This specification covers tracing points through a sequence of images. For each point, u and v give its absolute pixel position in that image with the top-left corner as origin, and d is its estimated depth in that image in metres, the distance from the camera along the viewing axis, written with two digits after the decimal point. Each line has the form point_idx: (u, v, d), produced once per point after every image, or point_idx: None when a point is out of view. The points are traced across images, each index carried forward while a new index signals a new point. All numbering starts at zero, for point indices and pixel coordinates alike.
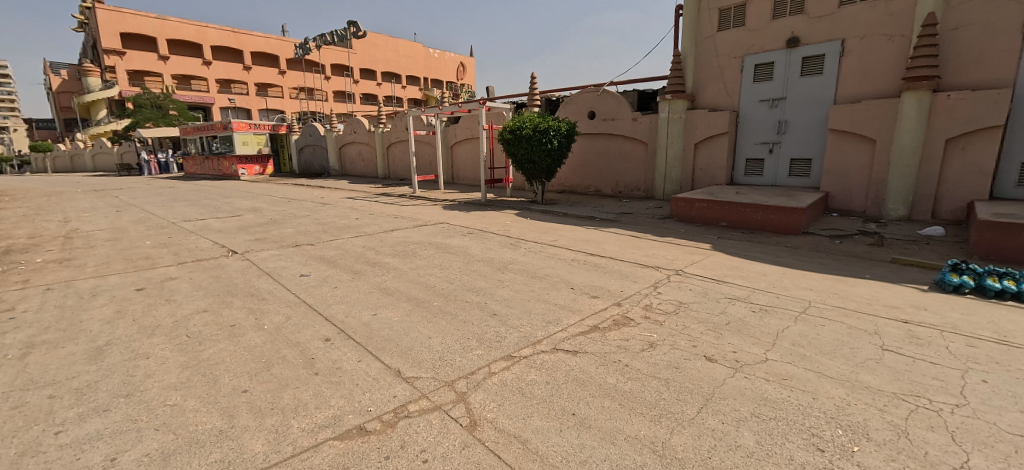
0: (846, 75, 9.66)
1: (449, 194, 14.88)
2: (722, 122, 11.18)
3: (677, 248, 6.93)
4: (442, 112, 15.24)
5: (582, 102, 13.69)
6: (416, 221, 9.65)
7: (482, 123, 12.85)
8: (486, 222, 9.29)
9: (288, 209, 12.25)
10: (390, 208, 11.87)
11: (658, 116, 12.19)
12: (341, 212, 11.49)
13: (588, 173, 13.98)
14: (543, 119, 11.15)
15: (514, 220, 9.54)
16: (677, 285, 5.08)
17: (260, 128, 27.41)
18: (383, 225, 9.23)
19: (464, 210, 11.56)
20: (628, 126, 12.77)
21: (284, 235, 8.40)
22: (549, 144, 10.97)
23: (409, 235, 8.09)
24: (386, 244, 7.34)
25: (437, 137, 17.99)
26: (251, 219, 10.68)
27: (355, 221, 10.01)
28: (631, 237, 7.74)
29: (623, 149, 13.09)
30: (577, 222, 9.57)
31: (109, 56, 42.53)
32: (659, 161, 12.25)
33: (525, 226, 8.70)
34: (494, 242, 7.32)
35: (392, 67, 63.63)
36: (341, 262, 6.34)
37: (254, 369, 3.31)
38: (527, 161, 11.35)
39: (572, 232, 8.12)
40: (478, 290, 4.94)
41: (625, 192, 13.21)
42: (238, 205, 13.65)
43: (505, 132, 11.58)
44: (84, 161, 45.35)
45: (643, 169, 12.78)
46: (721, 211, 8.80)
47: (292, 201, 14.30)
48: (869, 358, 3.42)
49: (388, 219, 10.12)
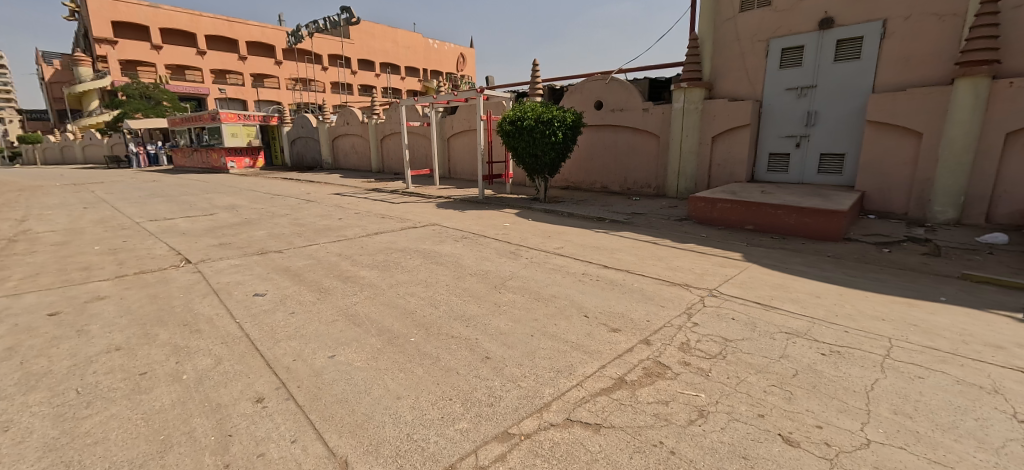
0: (887, 60, 8.61)
1: (445, 190, 13.85)
2: (743, 112, 10.11)
3: (704, 258, 5.93)
4: (437, 102, 14.17)
5: (588, 91, 12.62)
6: (405, 222, 8.66)
7: (479, 114, 11.78)
8: (483, 224, 8.29)
9: (268, 207, 11.24)
10: (379, 206, 10.86)
11: (672, 107, 11.12)
12: (324, 211, 10.48)
13: (594, 168, 12.96)
14: (546, 109, 10.09)
15: (514, 221, 8.53)
16: (715, 312, 4.10)
17: (250, 120, 26.28)
18: (367, 227, 8.23)
19: (460, 209, 10.55)
20: (638, 117, 11.71)
21: (254, 239, 7.41)
22: (552, 136, 9.94)
23: (394, 240, 7.10)
24: (366, 252, 6.36)
25: (433, 129, 16.92)
26: (225, 219, 9.68)
27: (337, 221, 9.01)
28: (649, 243, 6.75)
29: (632, 143, 12.05)
30: (584, 223, 8.57)
31: (100, 46, 41.34)
32: (672, 155, 11.21)
33: (527, 230, 7.70)
34: (491, 249, 6.33)
35: (390, 57, 62.30)
36: (308, 275, 5.35)
37: (141, 456, 2.33)
38: (529, 155, 10.32)
39: (580, 237, 7.11)
40: (468, 319, 3.94)
41: (635, 189, 12.18)
42: (217, 202, 12.63)
43: (504, 123, 10.52)
44: (74, 153, 44.25)
45: (654, 164, 11.74)
46: (748, 213, 7.79)
47: (275, 197, 13.27)
48: (1010, 439, 2.43)
49: (375, 219, 9.11)
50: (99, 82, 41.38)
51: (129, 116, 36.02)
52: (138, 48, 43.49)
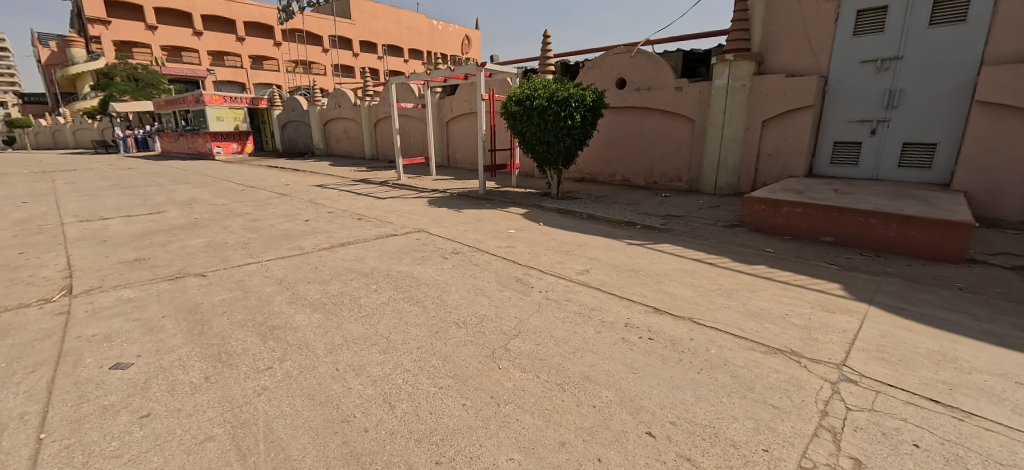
0: (1003, 23, 6.60)
1: (441, 182, 12.03)
2: (804, 91, 8.18)
3: (795, 295, 4.13)
4: (432, 80, 12.25)
5: (608, 66, 10.68)
6: (384, 226, 6.89)
7: (481, 92, 9.87)
8: (480, 230, 6.51)
9: (231, 203, 9.51)
10: (359, 203, 9.07)
11: (711, 84, 9.18)
12: (294, 208, 8.72)
13: (614, 157, 11.11)
14: (561, 85, 8.20)
15: (522, 227, 6.74)
16: (878, 428, 2.34)
17: (238, 102, 24.40)
18: (334, 233, 6.48)
19: (455, 207, 8.75)
20: (668, 97, 9.81)
21: (183, 252, 5.68)
22: (568, 119, 8.09)
23: (362, 255, 5.34)
24: (319, 276, 4.62)
25: (429, 111, 15.01)
26: (170, 219, 7.95)
27: (302, 224, 7.24)
28: (703, 265, 4.96)
29: (660, 128, 10.16)
30: (610, 229, 6.75)
31: (93, 26, 39.55)
32: (710, 143, 9.32)
33: (538, 241, 5.89)
34: (490, 275, 4.57)
35: (393, 39, 59.87)
36: (219, 321, 3.63)
37: None
38: (538, 142, 8.47)
39: (609, 253, 5.32)
40: (442, 443, 2.20)
41: (663, 182, 10.34)
42: (177, 195, 10.91)
43: (508, 102, 8.63)
44: (66, 136, 42.74)
45: (686, 154, 9.88)
46: (826, 220, 5.96)
47: (246, 189, 11.50)
48: None
49: (348, 221, 7.35)
50: (90, 64, 39.63)
51: (115, 98, 34.17)
52: (131, 27, 41.50)
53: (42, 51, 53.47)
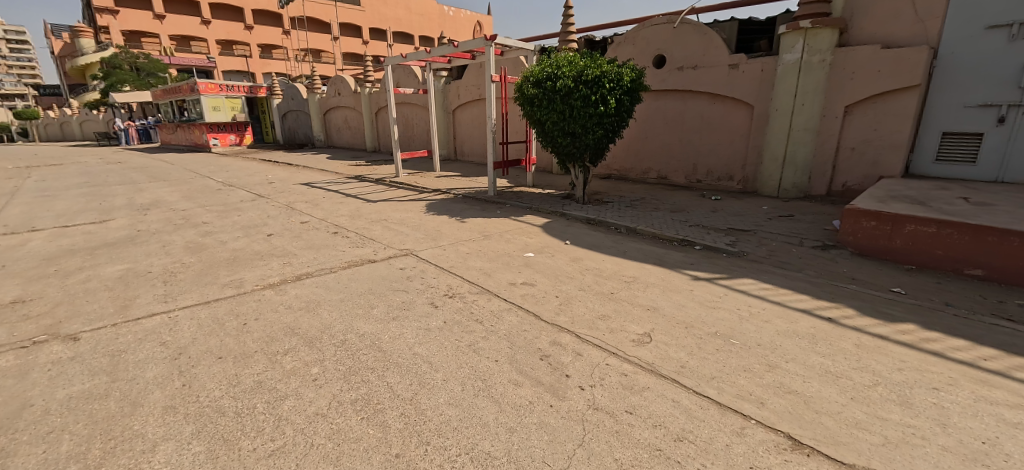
0: None
1: (444, 179, 10.39)
2: (908, 66, 6.31)
3: (1016, 404, 2.43)
4: (436, 60, 10.54)
5: (643, 41, 8.88)
6: (361, 245, 5.26)
7: (489, 73, 8.14)
8: (486, 253, 4.86)
9: (195, 207, 8.01)
10: (342, 208, 7.48)
11: (778, 60, 7.32)
12: (263, 215, 7.16)
13: (648, 151, 9.36)
14: (590, 61, 6.47)
15: (543, 248, 5.06)
16: None
17: (234, 90, 22.88)
18: (294, 258, 4.88)
19: (458, 213, 7.11)
20: (719, 78, 8.02)
21: (82, 290, 4.15)
22: (599, 105, 6.37)
23: (318, 300, 3.74)
24: (237, 346, 3.03)
25: (433, 98, 13.30)
26: (109, 232, 6.46)
27: (262, 239, 5.68)
28: (822, 329, 3.26)
29: (707, 115, 8.37)
30: (661, 250, 5.03)
31: (102, 16, 38.39)
32: (774, 135, 7.50)
33: (566, 273, 4.23)
34: (498, 347, 2.93)
35: (405, 26, 58.03)
36: (17, 464, 2.06)
37: None
38: (561, 133, 6.77)
39: (673, 301, 3.63)
40: None
41: (708, 181, 8.57)
42: (142, 196, 9.46)
43: (524, 84, 6.92)
44: (72, 128, 41.87)
45: (740, 147, 8.10)
46: (975, 246, 4.19)
47: (222, 189, 9.99)
48: None
49: (320, 236, 5.76)
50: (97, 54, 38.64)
51: (118, 89, 33.10)
52: (140, 16, 40.26)
53: (53, 42, 52.85)
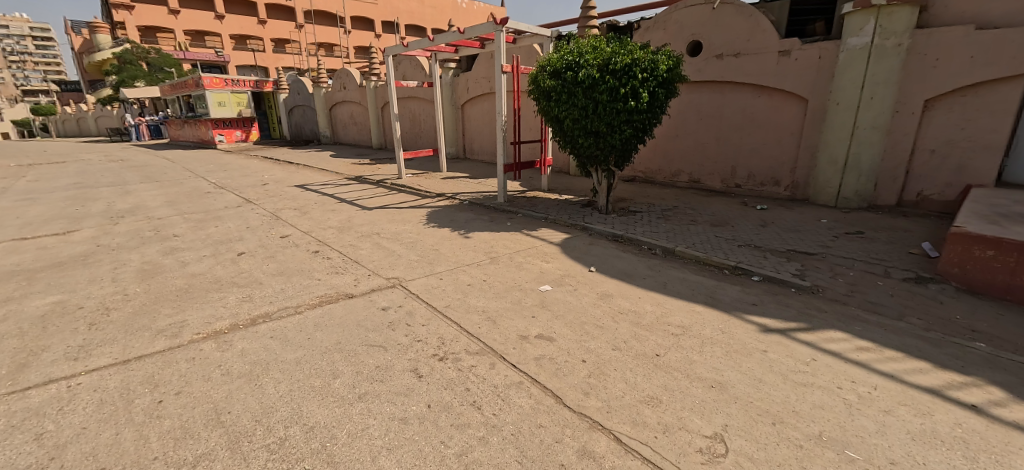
0: None
1: (451, 181, 9.44)
2: (1010, 52, 5.20)
3: None
4: (442, 50, 9.56)
5: (676, 25, 7.80)
6: (341, 270, 4.36)
7: (499, 63, 7.15)
8: (492, 285, 3.90)
9: (173, 215, 7.21)
10: (332, 217, 6.59)
11: (842, 45, 6.19)
12: (241, 226, 6.30)
13: (679, 151, 8.29)
14: (618, 47, 5.43)
15: (561, 277, 4.09)
16: None
17: (241, 85, 22.26)
18: (257, 288, 4.00)
19: (462, 224, 6.16)
20: (766, 67, 6.94)
21: None
22: (629, 99, 5.35)
23: (267, 360, 2.84)
24: (132, 449, 2.14)
25: (441, 92, 12.35)
26: (67, 246, 5.68)
27: (229, 260, 4.80)
28: (973, 430, 2.23)
29: (750, 110, 7.28)
30: (710, 281, 4.02)
31: (117, 12, 38.26)
32: (833, 133, 6.40)
33: (593, 321, 3.26)
34: (500, 462, 1.98)
35: (419, 19, 57.05)
36: None
37: None
38: (583, 132, 5.76)
39: (744, 373, 2.65)
40: None
41: (750, 187, 7.51)
42: (124, 200, 8.73)
43: (540, 74, 5.91)
44: (87, 124, 41.97)
45: (789, 147, 7.01)
46: None
47: (210, 192, 9.21)
48: None
49: (297, 256, 4.88)
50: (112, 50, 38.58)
51: (131, 85, 32.88)
52: (156, 12, 40.06)
53: (73, 38, 53.30)
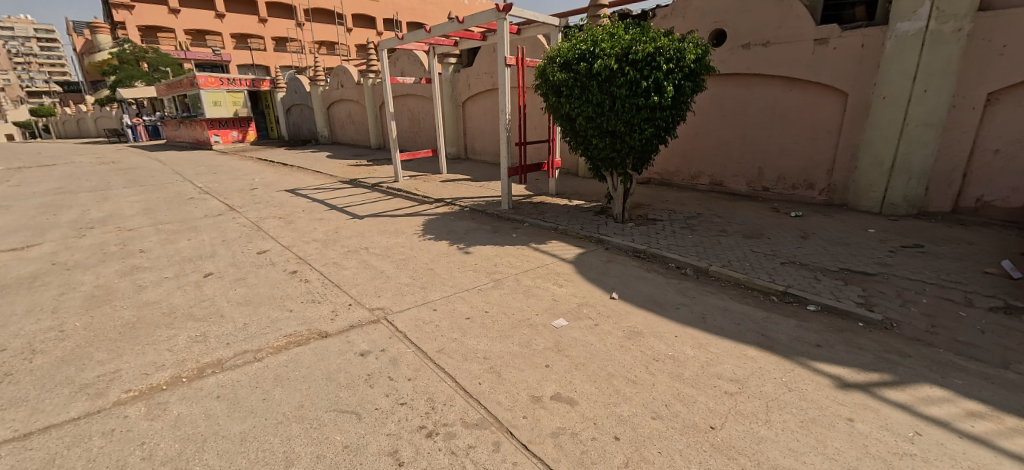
0: None
1: (451, 185, 8.77)
2: None
3: None
4: (440, 43, 8.88)
5: (697, 11, 7.09)
6: (318, 296, 3.71)
7: (502, 55, 6.46)
8: (495, 320, 3.23)
9: (146, 225, 6.58)
10: (318, 228, 5.94)
11: (890, 31, 5.48)
12: (217, 238, 5.65)
13: (700, 150, 7.60)
14: (638, 34, 4.75)
15: (578, 307, 3.42)
16: None
17: (236, 84, 21.67)
18: (214, 323, 3.36)
19: (461, 236, 5.49)
20: (799, 57, 6.23)
21: None
22: (652, 93, 4.67)
23: (204, 436, 2.19)
24: None
25: (440, 88, 11.67)
26: (18, 265, 5.05)
27: (193, 284, 4.16)
28: None
29: (781, 106, 6.57)
30: (757, 313, 3.35)
31: (117, 11, 37.78)
32: (878, 131, 5.70)
33: (623, 372, 2.59)
34: None
35: (420, 16, 56.30)
36: None
37: None
38: (597, 132, 5.07)
39: (832, 459, 1.98)
40: None
41: (780, 190, 6.82)
42: (100, 208, 8.11)
43: (548, 66, 5.23)
44: (87, 125, 41.56)
45: (825, 146, 6.32)
46: None
47: (194, 199, 8.58)
48: None
49: (270, 276, 4.23)
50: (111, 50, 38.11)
51: (129, 85, 32.38)
52: (156, 12, 39.54)
53: (74, 38, 52.96)
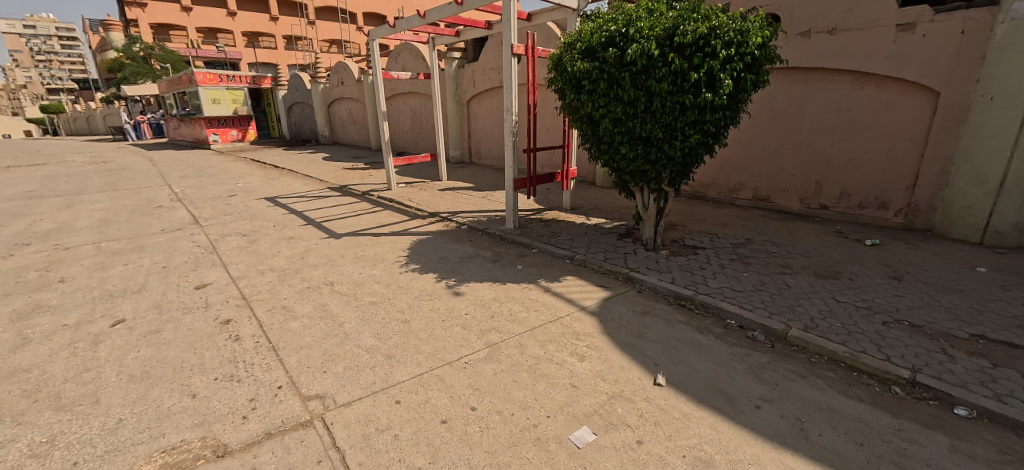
0: None
1: (449, 194, 7.68)
2: None
3: None
4: (441, 32, 7.81)
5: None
6: (240, 369, 2.65)
7: (509, 42, 5.37)
8: (483, 428, 2.13)
9: (88, 242, 5.59)
10: (284, 252, 4.89)
11: (1005, 13, 4.26)
12: (157, 264, 4.62)
13: (743, 159, 6.42)
14: (686, 10, 3.63)
15: (608, 403, 2.31)
16: None
17: (236, 81, 20.76)
18: (77, 417, 2.31)
19: (452, 265, 4.40)
20: (875, 46, 5.06)
21: None
22: (703, 88, 3.54)
23: None
24: None
25: (443, 86, 10.61)
26: None
27: (89, 339, 3.12)
28: None
29: (848, 107, 5.40)
30: (881, 422, 2.22)
31: (130, 9, 37.47)
32: (981, 139, 4.49)
33: None
34: None
35: None
36: None
37: None
38: (627, 139, 3.95)
39: None
40: None
41: (844, 208, 5.64)
42: (53, 218, 7.15)
43: (566, 53, 4.14)
44: (96, 122, 41.34)
45: (906, 157, 5.12)
46: None
47: (160, 208, 7.60)
48: None
49: (193, 327, 3.19)
50: None
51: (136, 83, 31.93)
52: (168, 9, 39.25)
53: (89, 36, 53.19)
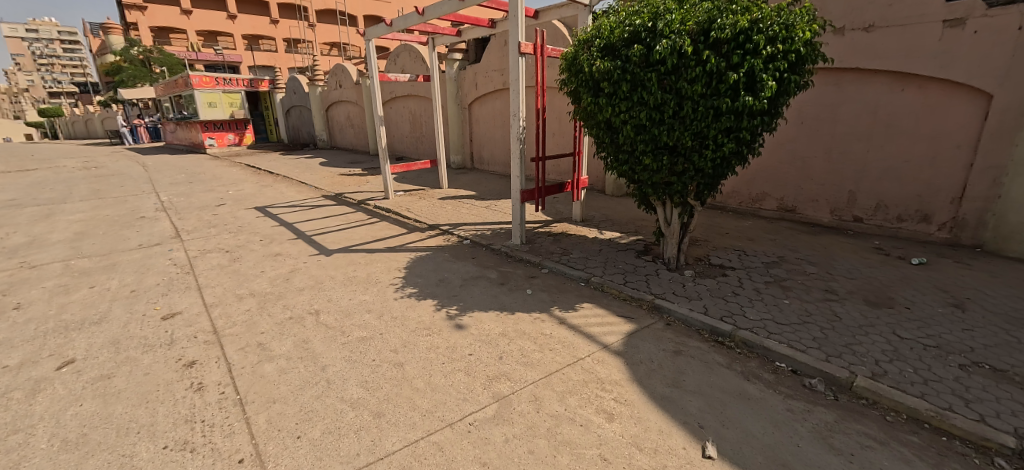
0: None
1: (450, 204, 7.21)
2: None
3: None
4: (442, 31, 7.34)
5: None
6: (196, 434, 2.18)
7: (517, 40, 4.92)
8: None
9: (57, 260, 5.12)
10: (267, 272, 4.41)
11: None
12: (125, 288, 4.15)
13: (768, 167, 5.95)
14: (722, 1, 3.19)
15: None
16: None
17: (233, 84, 20.32)
18: None
19: (453, 289, 3.93)
20: (920, 44, 4.59)
21: None
22: (742, 90, 3.08)
23: None
24: None
25: (444, 88, 10.17)
26: None
27: (26, 387, 2.65)
28: None
29: (886, 111, 4.94)
30: None
31: (130, 13, 37.16)
32: None
33: None
34: None
35: None
36: None
37: None
38: (651, 147, 3.49)
39: None
40: None
41: (880, 221, 5.17)
42: (27, 230, 6.68)
43: (582, 51, 3.68)
44: (94, 126, 41.02)
45: (953, 166, 4.64)
46: None
47: (143, 219, 7.13)
48: None
49: (150, 372, 2.72)
50: None
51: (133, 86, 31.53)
52: (168, 12, 38.95)
53: (89, 39, 52.93)
